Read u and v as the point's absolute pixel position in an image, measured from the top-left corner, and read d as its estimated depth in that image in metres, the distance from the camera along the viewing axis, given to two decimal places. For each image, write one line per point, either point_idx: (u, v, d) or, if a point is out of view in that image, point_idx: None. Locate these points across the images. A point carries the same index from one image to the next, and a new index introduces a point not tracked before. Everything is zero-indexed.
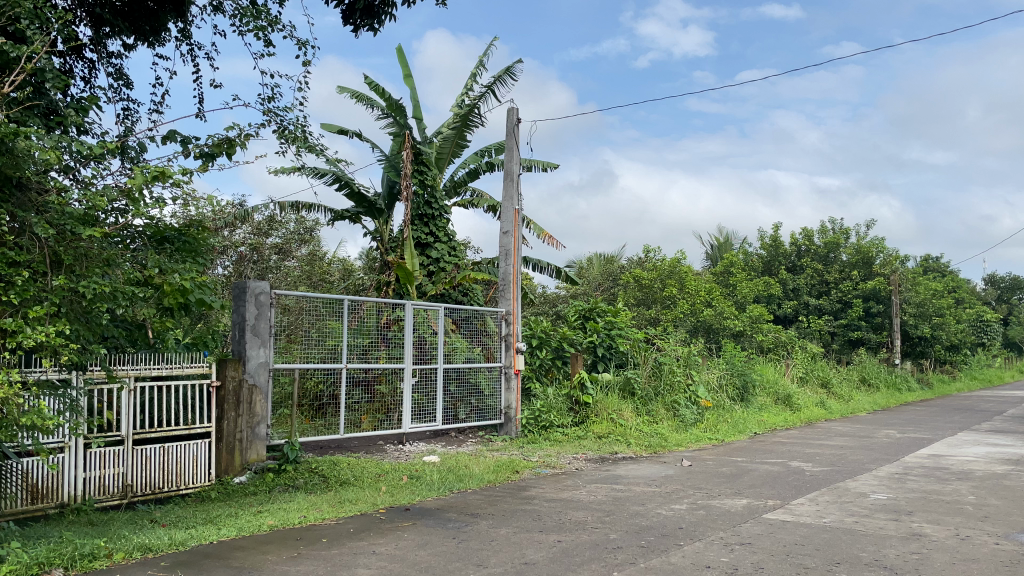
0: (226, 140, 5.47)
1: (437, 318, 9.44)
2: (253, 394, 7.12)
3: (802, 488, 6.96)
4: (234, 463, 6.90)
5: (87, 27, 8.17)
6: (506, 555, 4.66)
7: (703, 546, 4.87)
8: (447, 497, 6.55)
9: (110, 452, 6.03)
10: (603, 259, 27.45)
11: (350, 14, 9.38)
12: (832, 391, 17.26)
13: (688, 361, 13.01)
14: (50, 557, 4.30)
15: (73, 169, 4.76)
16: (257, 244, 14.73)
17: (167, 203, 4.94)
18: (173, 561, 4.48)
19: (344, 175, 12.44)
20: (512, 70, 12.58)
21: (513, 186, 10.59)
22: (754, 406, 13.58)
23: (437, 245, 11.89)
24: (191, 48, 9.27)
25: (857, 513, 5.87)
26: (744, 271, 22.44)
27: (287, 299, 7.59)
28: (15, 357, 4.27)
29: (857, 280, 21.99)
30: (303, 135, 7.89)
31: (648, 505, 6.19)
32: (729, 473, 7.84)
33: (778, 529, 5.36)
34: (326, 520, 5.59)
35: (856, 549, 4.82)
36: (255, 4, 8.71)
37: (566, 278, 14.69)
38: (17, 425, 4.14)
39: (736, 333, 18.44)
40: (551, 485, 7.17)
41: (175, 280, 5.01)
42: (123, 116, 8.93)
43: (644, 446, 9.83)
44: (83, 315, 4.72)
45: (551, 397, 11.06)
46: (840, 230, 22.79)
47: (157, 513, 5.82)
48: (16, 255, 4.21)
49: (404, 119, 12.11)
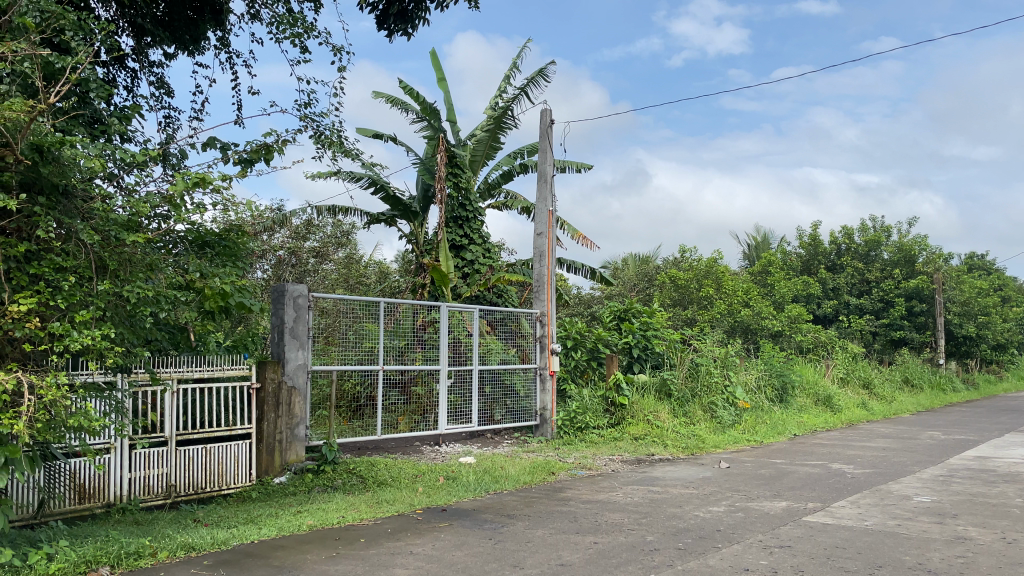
0: (264, 146, 5.56)
1: (472, 320, 9.47)
2: (292, 396, 7.24)
3: (845, 490, 6.85)
4: (275, 464, 7.03)
5: (129, 37, 8.34)
6: (542, 556, 4.66)
7: (740, 549, 4.83)
8: (483, 497, 6.60)
9: (154, 453, 6.16)
10: (637, 260, 27.33)
11: (384, 20, 9.44)
12: (876, 391, 16.98)
13: (726, 362, 12.88)
14: (97, 555, 4.41)
15: (117, 176, 4.85)
16: (295, 248, 14.94)
17: (208, 209, 5.02)
18: (215, 560, 4.55)
19: (379, 178, 12.55)
20: (546, 70, 12.57)
21: (547, 187, 10.59)
22: (794, 407, 13.41)
23: (471, 247, 11.92)
24: (229, 57, 9.45)
25: (900, 516, 5.76)
26: (782, 271, 22.16)
27: (325, 301, 7.69)
28: (62, 360, 4.37)
29: (900, 278, 21.56)
30: (338, 140, 7.98)
31: (685, 508, 6.14)
32: (767, 475, 7.76)
33: (818, 531, 5.29)
34: (363, 520, 5.64)
35: (899, 552, 4.74)
36: (292, 11, 8.83)
37: (601, 279, 14.61)
38: (65, 426, 4.24)
39: (775, 334, 18.16)
40: (587, 486, 7.18)
41: (216, 284, 5.15)
42: (164, 124, 9.14)
43: (681, 447, 9.78)
44: (128, 319, 4.86)
45: (586, 398, 11.05)
46: (882, 228, 22.34)
47: (200, 513, 5.92)
48: (63, 261, 4.28)
49: (439, 123, 12.22)
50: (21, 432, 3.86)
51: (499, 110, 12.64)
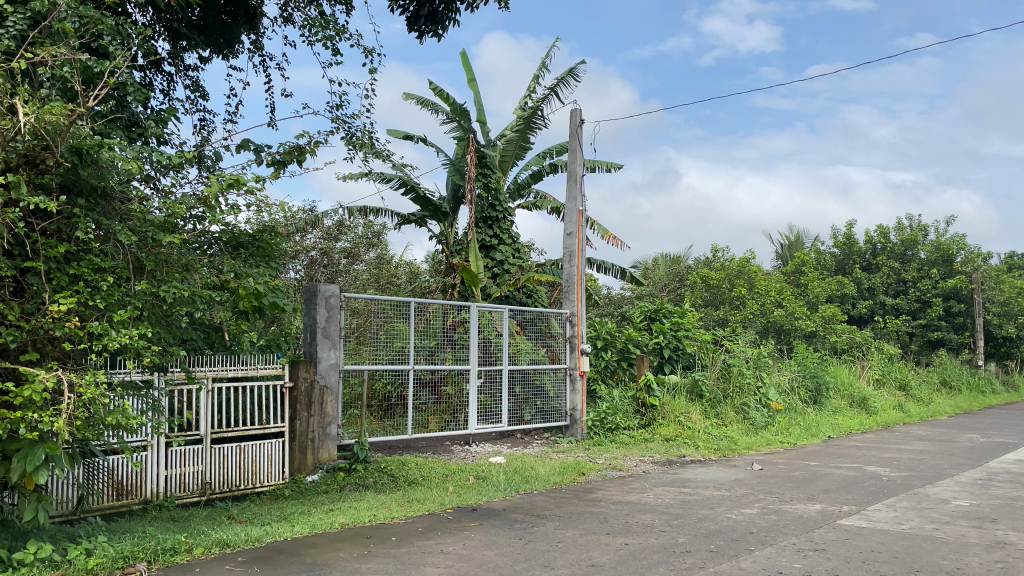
0: (297, 148, 5.62)
1: (502, 320, 9.48)
2: (324, 395, 7.32)
3: (880, 493, 6.73)
4: (307, 463, 7.10)
5: (165, 41, 8.47)
6: (572, 557, 4.65)
7: (774, 552, 4.77)
8: (513, 497, 6.59)
9: (190, 451, 6.24)
10: (668, 260, 27.16)
11: (415, 21, 9.49)
12: (912, 393, 16.68)
13: (758, 363, 12.72)
14: (133, 551, 4.47)
15: (153, 178, 4.93)
16: (327, 248, 15.07)
17: (242, 210, 5.09)
18: (249, 557, 4.61)
19: (410, 179, 12.62)
20: (575, 70, 12.55)
21: (576, 187, 10.56)
22: (829, 408, 13.22)
23: (501, 247, 11.94)
24: (263, 60, 9.58)
25: (937, 520, 5.65)
26: (816, 271, 21.89)
27: (357, 301, 7.75)
28: (101, 358, 4.44)
29: (937, 278, 21.14)
30: (370, 141, 8.05)
31: (717, 510, 6.09)
32: (801, 478, 7.64)
33: (853, 535, 5.21)
34: (395, 519, 5.66)
35: (937, 557, 4.65)
36: (323, 14, 8.91)
37: (631, 278, 14.52)
38: (104, 424, 4.31)
39: (809, 334, 17.92)
40: (617, 487, 7.14)
41: (250, 284, 5.25)
42: (199, 126, 9.29)
43: (713, 449, 9.69)
44: (164, 319, 4.94)
45: (616, 399, 11.00)
46: (919, 227, 21.94)
47: (235, 510, 6.01)
48: (102, 261, 4.34)
49: (469, 123, 12.25)
50: (62, 431, 3.92)
51: (529, 110, 12.65)
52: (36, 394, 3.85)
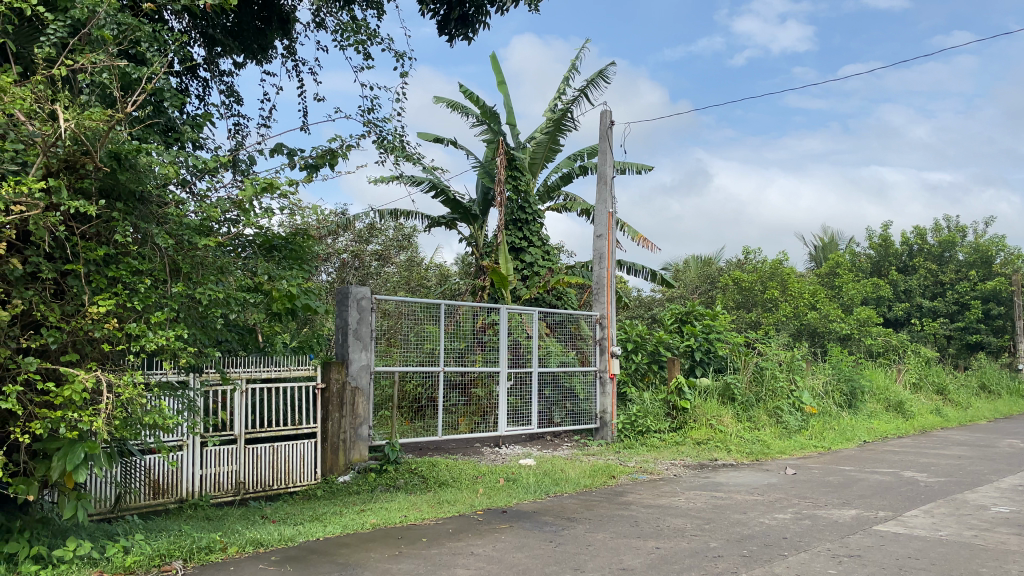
0: (329, 152, 5.67)
1: (532, 322, 9.49)
2: (356, 396, 7.38)
3: (918, 499, 6.61)
4: (338, 463, 7.17)
5: (201, 47, 8.63)
6: (603, 560, 4.64)
7: (808, 558, 4.71)
8: (544, 500, 6.58)
9: (224, 451, 6.33)
10: (699, 262, 27.01)
11: (445, 25, 9.54)
12: (950, 398, 16.33)
13: (792, 366, 12.57)
14: (170, 549, 4.53)
15: (189, 183, 5.01)
16: (358, 252, 15.29)
17: (276, 213, 5.14)
18: (282, 556, 4.65)
19: (440, 182, 12.67)
20: (606, 72, 12.52)
21: (607, 189, 10.53)
22: (864, 413, 13.01)
23: (530, 250, 11.96)
24: (296, 65, 9.69)
25: (977, 527, 5.53)
26: (851, 273, 21.61)
27: (387, 304, 7.81)
28: (139, 359, 4.52)
29: (976, 279, 20.68)
30: (401, 145, 8.10)
31: (749, 514, 6.03)
32: (835, 482, 7.53)
33: (889, 541, 5.13)
34: (425, 520, 5.70)
35: (976, 564, 4.56)
36: (355, 19, 8.99)
37: (662, 281, 14.42)
38: (141, 423, 4.38)
39: (843, 337, 17.65)
40: (648, 491, 7.09)
41: (284, 286, 5.34)
42: (234, 131, 9.43)
43: (745, 453, 9.59)
44: (200, 321, 5.03)
45: (647, 402, 10.93)
46: (957, 228, 21.54)
47: (268, 509, 6.09)
48: (139, 263, 4.42)
49: (498, 126, 12.27)
50: (100, 430, 4.00)
51: (559, 113, 12.64)
52: (76, 394, 3.92)
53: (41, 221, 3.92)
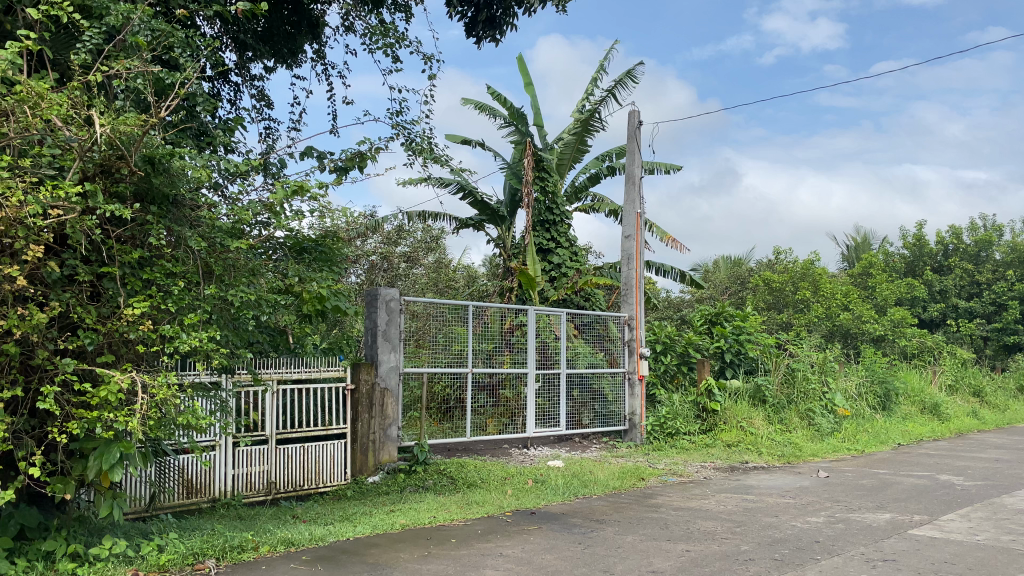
0: (358, 155, 5.70)
1: (560, 323, 9.49)
2: (385, 397, 7.42)
3: (954, 503, 6.48)
4: (368, 464, 7.22)
5: (232, 52, 8.73)
6: (632, 562, 4.61)
7: (841, 562, 4.64)
8: (572, 502, 6.56)
9: (256, 451, 6.40)
10: (729, 263, 26.83)
11: (472, 27, 9.56)
12: (987, 400, 15.97)
13: (824, 368, 12.41)
14: (203, 548, 4.60)
15: (221, 186, 5.08)
16: (386, 254, 15.36)
17: (306, 215, 5.20)
18: (313, 556, 4.69)
19: (468, 183, 12.70)
20: (633, 71, 12.46)
21: (635, 189, 10.47)
22: (898, 415, 12.82)
23: (558, 251, 11.94)
24: (325, 68, 9.77)
25: (1015, 531, 5.40)
26: (884, 273, 21.35)
27: (416, 305, 7.85)
28: (173, 360, 4.60)
29: (1014, 279, 20.21)
30: (429, 147, 8.14)
31: (781, 518, 5.96)
32: (869, 486, 7.41)
33: (925, 545, 5.04)
34: (454, 521, 5.71)
35: (1014, 569, 4.46)
36: (383, 22, 9.05)
37: (691, 282, 14.32)
38: (175, 423, 4.45)
39: (877, 338, 17.37)
40: (678, 493, 7.03)
41: (313, 288, 5.40)
42: (265, 135, 9.55)
43: (776, 455, 9.50)
44: (231, 322, 5.10)
45: (676, 404, 10.86)
46: (994, 227, 21.19)
47: (299, 509, 6.14)
48: (173, 266, 4.50)
49: (526, 128, 12.26)
50: (135, 429, 4.06)
51: (587, 113, 12.61)
52: (111, 394, 3.99)
53: (77, 224, 3.99)
